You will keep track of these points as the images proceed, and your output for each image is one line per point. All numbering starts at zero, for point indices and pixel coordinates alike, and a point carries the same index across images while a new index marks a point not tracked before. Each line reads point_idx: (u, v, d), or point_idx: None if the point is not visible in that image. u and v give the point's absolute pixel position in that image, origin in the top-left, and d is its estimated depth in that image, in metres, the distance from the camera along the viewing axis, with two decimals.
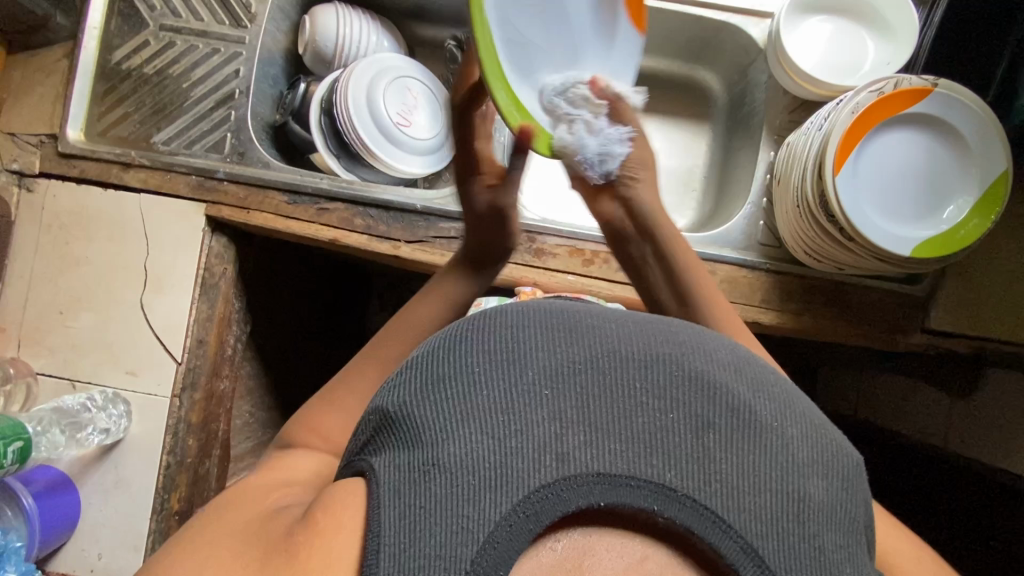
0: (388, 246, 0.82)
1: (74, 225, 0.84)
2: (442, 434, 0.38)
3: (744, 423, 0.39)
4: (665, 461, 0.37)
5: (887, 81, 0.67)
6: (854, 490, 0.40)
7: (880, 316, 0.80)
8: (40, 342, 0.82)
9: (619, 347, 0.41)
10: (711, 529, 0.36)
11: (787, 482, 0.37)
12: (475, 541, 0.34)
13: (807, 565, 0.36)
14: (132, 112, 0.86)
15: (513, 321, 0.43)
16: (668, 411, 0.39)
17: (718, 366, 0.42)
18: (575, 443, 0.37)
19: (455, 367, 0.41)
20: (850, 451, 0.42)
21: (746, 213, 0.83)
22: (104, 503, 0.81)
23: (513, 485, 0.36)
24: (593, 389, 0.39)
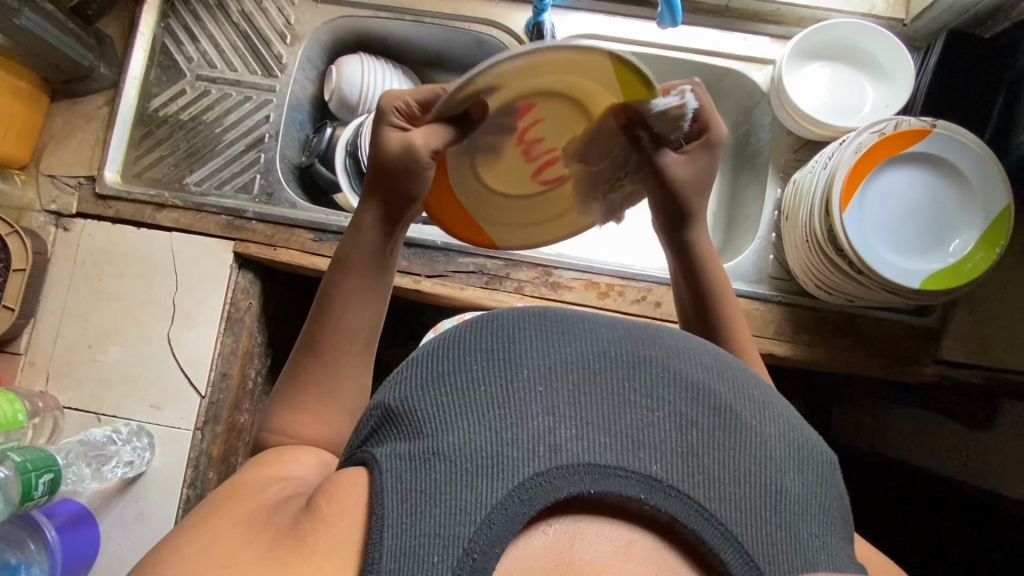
0: (408, 280, 0.84)
1: (107, 263, 0.87)
2: (442, 425, 0.40)
3: (725, 420, 0.42)
4: (652, 453, 0.40)
5: (887, 123, 0.70)
6: (826, 486, 0.43)
7: (893, 347, 0.81)
8: (68, 376, 0.85)
9: (607, 350, 0.45)
10: (694, 517, 0.38)
11: (765, 476, 0.40)
12: (471, 522, 0.36)
13: (783, 551, 0.38)
14: (167, 155, 0.91)
15: (510, 325, 0.46)
16: (654, 409, 0.42)
17: (700, 368, 0.45)
18: (567, 434, 0.40)
19: (456, 366, 0.44)
20: (824, 451, 0.45)
21: (756, 248, 0.85)
22: (123, 538, 0.81)
23: (510, 472, 0.38)
24: (583, 387, 0.42)
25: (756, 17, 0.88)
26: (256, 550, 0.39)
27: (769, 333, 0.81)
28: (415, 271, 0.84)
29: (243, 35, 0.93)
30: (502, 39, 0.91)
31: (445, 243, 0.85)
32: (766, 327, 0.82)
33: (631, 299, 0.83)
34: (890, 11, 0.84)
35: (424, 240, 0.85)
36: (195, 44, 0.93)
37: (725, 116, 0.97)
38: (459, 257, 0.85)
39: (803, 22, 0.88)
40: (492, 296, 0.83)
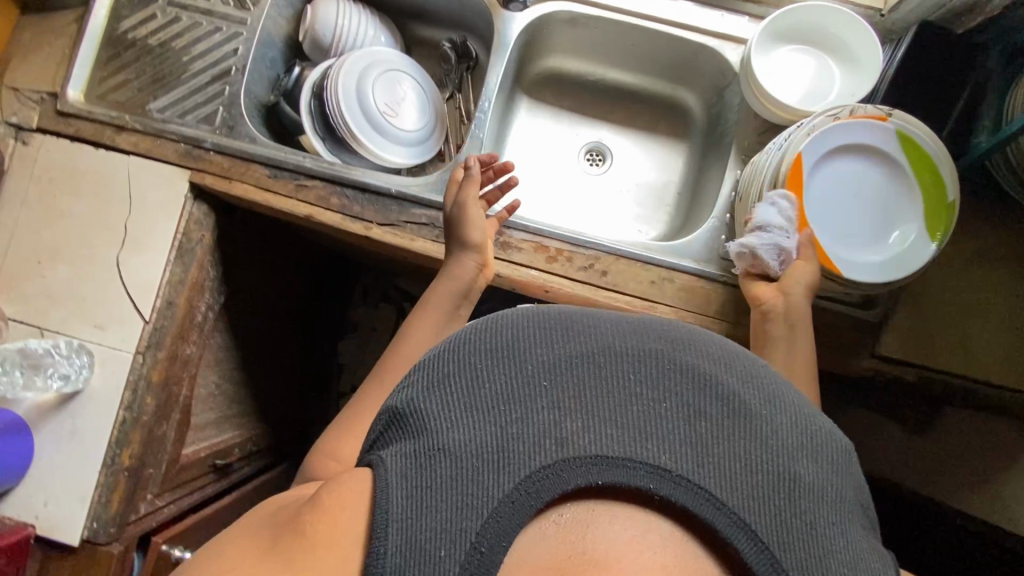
0: (360, 226, 0.84)
1: (63, 181, 0.87)
2: (446, 422, 0.40)
3: (736, 411, 0.41)
4: (661, 445, 0.39)
5: (843, 108, 0.71)
6: (843, 474, 0.41)
7: (835, 340, 0.81)
8: (16, 289, 0.85)
9: (613, 342, 0.43)
10: (706, 507, 0.38)
11: (778, 463, 0.39)
12: (478, 517, 0.37)
13: (801, 539, 0.37)
14: (132, 79, 0.89)
15: (513, 320, 0.45)
16: (662, 400, 0.41)
17: (709, 359, 0.43)
18: (572, 428, 0.39)
19: (459, 363, 0.43)
20: (837, 435, 0.43)
21: (710, 227, 0.85)
22: (56, 451, 0.82)
23: (515, 466, 0.38)
24: (589, 379, 0.41)
25: None
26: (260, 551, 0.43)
27: (709, 312, 0.81)
28: (367, 218, 0.84)
29: None
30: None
31: (399, 192, 0.84)
32: (708, 306, 0.81)
33: (578, 265, 0.83)
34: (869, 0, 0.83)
35: (379, 187, 0.85)
36: None
37: (700, 96, 0.97)
38: (412, 208, 0.85)
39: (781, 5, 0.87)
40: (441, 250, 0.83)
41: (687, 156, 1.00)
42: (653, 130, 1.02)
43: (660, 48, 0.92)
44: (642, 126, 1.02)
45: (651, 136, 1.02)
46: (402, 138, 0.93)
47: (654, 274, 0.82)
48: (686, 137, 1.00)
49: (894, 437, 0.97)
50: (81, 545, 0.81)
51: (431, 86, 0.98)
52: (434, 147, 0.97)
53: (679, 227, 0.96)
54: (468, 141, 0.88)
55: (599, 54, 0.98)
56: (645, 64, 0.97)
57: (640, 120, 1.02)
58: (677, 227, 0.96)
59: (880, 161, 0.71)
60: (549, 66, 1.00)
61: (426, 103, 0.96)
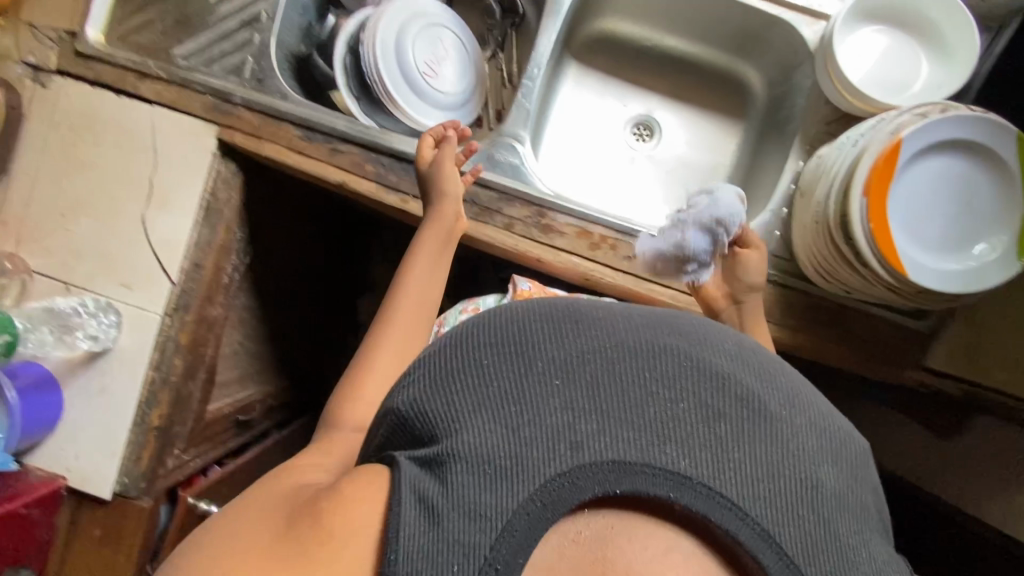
0: (396, 198, 0.80)
1: (84, 130, 0.82)
2: (458, 424, 0.40)
3: (753, 411, 0.41)
4: (679, 449, 0.39)
5: (933, 106, 0.64)
6: (858, 479, 0.42)
7: (879, 346, 0.79)
8: (39, 241, 0.83)
9: (625, 340, 0.44)
10: (728, 517, 0.37)
11: (798, 468, 0.39)
12: (494, 528, 0.36)
13: (825, 548, 0.37)
14: (154, 20, 0.83)
15: (523, 319, 0.46)
16: (678, 401, 0.41)
17: (722, 358, 0.44)
18: (587, 430, 0.39)
19: (467, 362, 0.44)
20: (852, 438, 0.45)
21: (764, 220, 0.81)
22: (85, 408, 0.82)
23: (530, 472, 0.37)
24: (601, 379, 0.41)
25: None
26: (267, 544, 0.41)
27: None
28: (404, 189, 0.80)
29: None
30: None
31: None
32: None
33: (622, 255, 0.79)
34: None
35: None
36: None
37: (763, 74, 0.90)
38: None
39: None
40: (480, 228, 0.79)
41: (743, 138, 0.93)
42: (707, 107, 0.95)
43: (727, 18, 0.85)
44: (696, 101, 0.95)
45: (706, 114, 0.95)
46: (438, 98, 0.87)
47: None
48: (744, 118, 0.93)
49: (916, 440, 0.96)
50: (112, 499, 0.83)
51: (471, 44, 0.91)
52: (472, 112, 0.92)
53: None
54: (514, 112, 0.83)
55: (656, 19, 0.90)
56: (707, 33, 0.89)
57: (694, 95, 0.95)
58: None
59: (972, 166, 0.65)
60: (601, 29, 0.93)
61: (465, 62, 0.90)
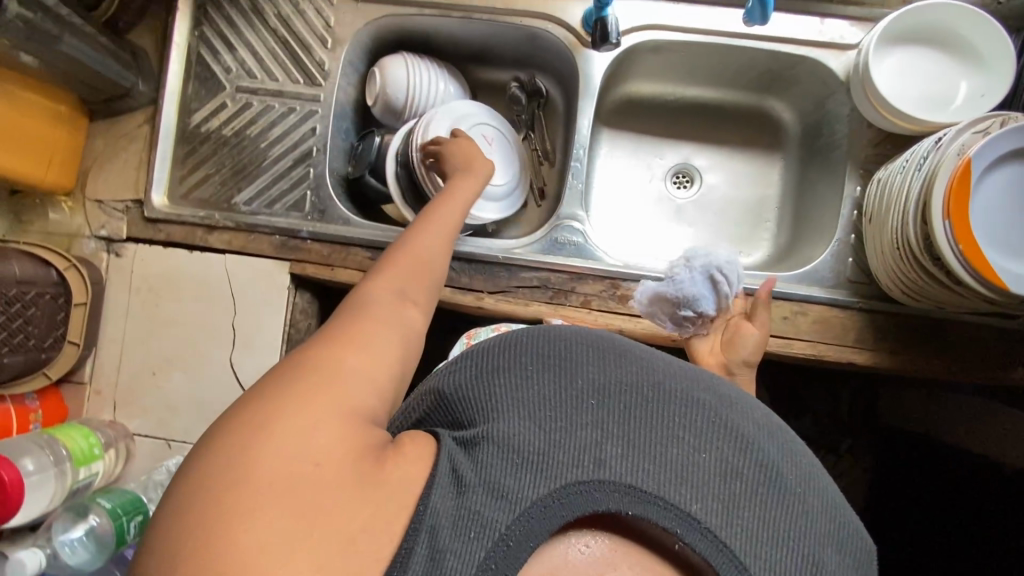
0: (471, 297, 0.82)
1: (163, 288, 0.85)
2: (497, 415, 0.43)
3: (773, 482, 0.42)
4: (692, 493, 0.40)
5: (993, 120, 0.65)
6: (865, 575, 0.43)
7: (979, 352, 0.78)
8: (136, 403, 0.84)
9: (663, 380, 0.46)
10: (724, 564, 0.39)
11: (804, 546, 0.41)
12: (510, 511, 0.38)
13: None
14: (213, 173, 0.87)
15: (571, 339, 0.48)
16: (702, 449, 0.43)
17: (753, 426, 0.46)
18: (613, 451, 0.41)
19: (513, 362, 0.47)
20: (867, 539, 0.45)
21: (834, 249, 0.81)
22: None
23: (554, 472, 0.40)
24: (633, 409, 0.44)
25: None
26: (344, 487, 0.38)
27: (848, 341, 0.79)
28: (477, 288, 0.82)
29: (282, 41, 0.87)
30: (557, 34, 0.85)
31: (507, 257, 0.82)
32: (845, 335, 0.79)
33: None
34: None
35: (485, 255, 0.82)
36: (233, 54, 0.87)
37: (793, 106, 0.92)
38: (521, 271, 0.82)
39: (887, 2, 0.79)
40: (559, 311, 0.81)
41: (785, 168, 0.95)
42: (742, 144, 0.97)
43: (751, 63, 0.87)
44: (730, 140, 0.97)
45: (742, 151, 0.96)
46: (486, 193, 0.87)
47: (784, 309, 0.79)
48: (781, 149, 0.95)
49: None
50: None
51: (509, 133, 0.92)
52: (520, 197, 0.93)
53: (786, 246, 0.92)
54: (567, 193, 0.85)
55: (679, 75, 0.92)
56: (731, 78, 0.92)
57: (728, 135, 0.97)
58: (784, 247, 0.92)
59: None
60: (625, 92, 0.96)
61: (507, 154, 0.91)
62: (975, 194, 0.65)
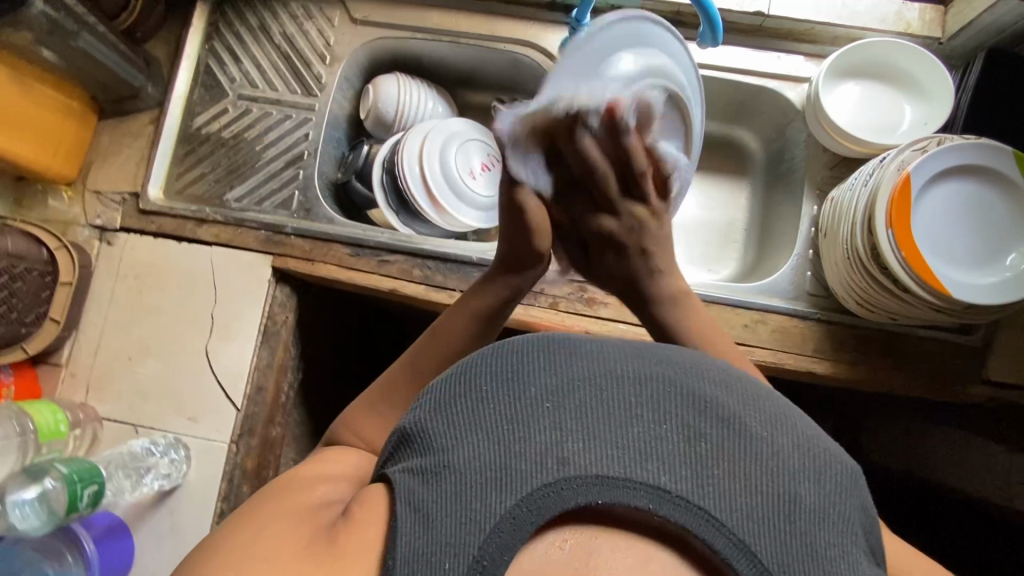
0: (444, 295, 0.85)
1: (148, 277, 0.88)
2: (452, 439, 0.42)
3: (734, 433, 0.42)
4: (660, 465, 0.41)
5: (930, 140, 0.70)
6: (846, 497, 0.43)
7: (935, 368, 0.80)
8: (108, 388, 0.86)
9: (615, 368, 0.45)
10: (705, 525, 0.39)
11: (776, 485, 0.41)
12: (481, 530, 0.38)
13: (803, 564, 0.39)
14: (208, 172, 0.92)
15: (519, 349, 0.46)
16: (661, 422, 0.43)
17: (709, 384, 0.46)
18: (574, 448, 0.41)
19: (468, 390, 0.44)
20: (844, 460, 0.45)
21: (793, 264, 0.85)
22: (155, 550, 0.82)
23: (518, 484, 0.39)
24: (591, 402, 0.43)
25: (790, 36, 0.88)
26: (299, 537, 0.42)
27: (807, 351, 0.81)
28: (450, 286, 0.85)
29: (284, 56, 0.95)
30: (537, 59, 0.92)
31: (480, 258, 0.85)
32: (804, 345, 0.81)
33: None
34: (927, 30, 0.83)
35: (461, 256, 0.85)
36: (238, 65, 0.95)
37: (758, 135, 0.98)
38: None
39: (837, 41, 0.86)
40: (528, 312, 0.83)
41: (751, 192, 1.00)
42: (712, 169, 1.02)
43: (717, 93, 0.94)
44: (701, 165, 1.02)
45: (713, 175, 1.02)
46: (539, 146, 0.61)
47: (745, 317, 0.82)
48: (748, 174, 1.00)
49: None
50: None
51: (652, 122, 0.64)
52: None
53: (753, 264, 0.96)
54: None
55: None
56: None
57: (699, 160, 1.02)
58: (751, 265, 0.96)
59: (978, 187, 0.70)
60: None
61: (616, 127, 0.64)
62: (917, 207, 0.69)
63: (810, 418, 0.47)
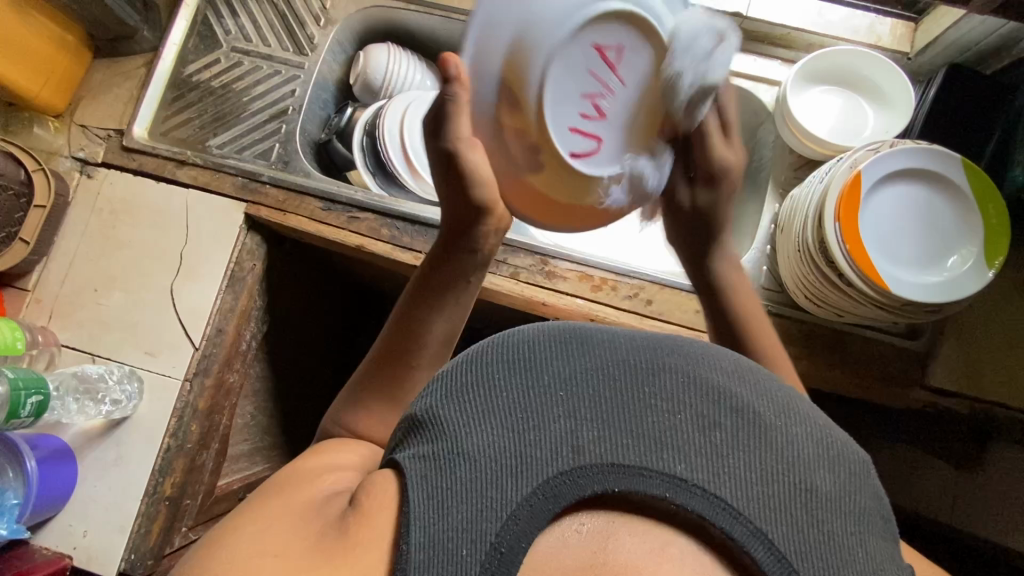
0: (409, 256, 0.87)
1: (123, 212, 0.90)
2: (467, 426, 0.41)
3: (748, 423, 0.42)
4: (675, 453, 0.40)
5: (882, 142, 0.72)
6: (860, 486, 0.42)
7: (878, 368, 0.82)
8: (70, 316, 0.87)
9: (627, 358, 0.45)
10: (722, 515, 0.38)
11: (791, 474, 0.40)
12: (499, 517, 0.38)
13: (818, 553, 0.38)
14: (194, 118, 0.95)
15: (531, 338, 0.46)
16: (676, 412, 0.42)
17: (721, 373, 0.45)
18: (589, 437, 0.41)
19: (479, 377, 0.44)
20: (856, 450, 0.45)
21: (750, 257, 0.87)
22: (99, 478, 0.82)
23: (534, 471, 0.39)
24: (605, 392, 0.43)
25: (767, 39, 0.91)
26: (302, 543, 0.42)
27: None
28: (416, 248, 0.87)
29: (280, 14, 0.98)
30: None
31: None
32: None
33: (624, 294, 0.84)
34: (895, 45, 0.87)
35: (429, 219, 0.87)
36: (235, 19, 0.98)
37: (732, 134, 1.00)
38: None
39: (811, 49, 0.90)
40: (490, 279, 0.85)
41: None
42: None
43: None
44: None
45: None
46: (496, 77, 0.51)
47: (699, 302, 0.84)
48: None
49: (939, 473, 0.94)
50: None
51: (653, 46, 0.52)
52: None
53: None
54: None
55: None
56: None
57: None
58: None
59: (925, 190, 0.73)
60: None
61: (640, 101, 0.53)
62: (866, 204, 0.72)
63: (819, 409, 0.47)
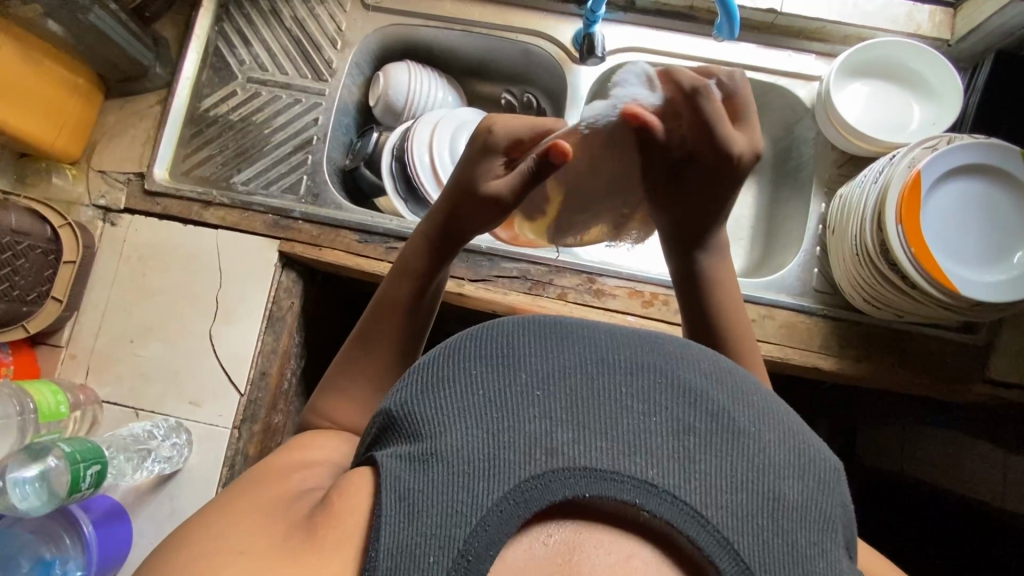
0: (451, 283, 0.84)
1: (152, 258, 0.87)
2: (441, 426, 0.40)
3: (722, 428, 0.41)
4: (647, 458, 0.39)
5: (940, 138, 0.70)
6: (829, 494, 0.41)
7: (938, 365, 0.81)
8: (108, 370, 0.84)
9: (606, 355, 0.44)
10: (689, 523, 0.37)
11: (762, 482, 0.39)
12: (467, 524, 0.36)
13: (782, 562, 0.37)
14: (216, 154, 0.92)
15: (511, 330, 0.45)
16: (651, 414, 0.41)
17: (700, 375, 0.44)
18: (564, 439, 0.39)
19: (458, 372, 0.43)
20: (828, 457, 0.43)
21: (800, 260, 0.85)
22: (154, 536, 0.80)
23: (505, 474, 0.37)
24: (580, 391, 0.41)
25: (801, 34, 0.88)
26: (269, 539, 0.39)
27: (813, 347, 0.81)
28: (457, 275, 0.84)
29: (295, 40, 0.94)
30: (550, 50, 0.92)
31: (489, 248, 0.85)
32: (811, 340, 0.82)
33: (675, 308, 0.83)
34: (935, 32, 0.84)
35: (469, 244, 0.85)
36: (248, 48, 0.94)
37: (765, 132, 0.98)
38: (503, 262, 0.85)
39: (848, 41, 0.88)
40: (537, 302, 0.83)
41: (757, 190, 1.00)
42: None
43: None
44: None
45: None
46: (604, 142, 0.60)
47: (750, 311, 0.82)
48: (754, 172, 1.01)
49: None
50: None
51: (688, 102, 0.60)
52: None
53: (759, 261, 0.96)
54: None
55: None
56: None
57: None
58: (757, 261, 0.96)
59: (985, 185, 0.71)
60: None
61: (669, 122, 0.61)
62: (927, 204, 0.70)
63: (796, 414, 0.46)
